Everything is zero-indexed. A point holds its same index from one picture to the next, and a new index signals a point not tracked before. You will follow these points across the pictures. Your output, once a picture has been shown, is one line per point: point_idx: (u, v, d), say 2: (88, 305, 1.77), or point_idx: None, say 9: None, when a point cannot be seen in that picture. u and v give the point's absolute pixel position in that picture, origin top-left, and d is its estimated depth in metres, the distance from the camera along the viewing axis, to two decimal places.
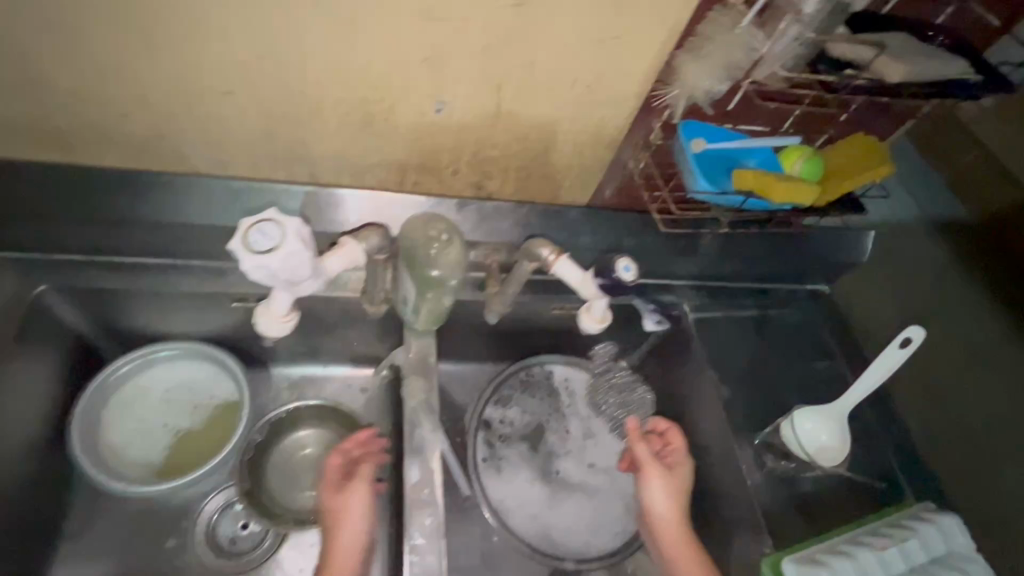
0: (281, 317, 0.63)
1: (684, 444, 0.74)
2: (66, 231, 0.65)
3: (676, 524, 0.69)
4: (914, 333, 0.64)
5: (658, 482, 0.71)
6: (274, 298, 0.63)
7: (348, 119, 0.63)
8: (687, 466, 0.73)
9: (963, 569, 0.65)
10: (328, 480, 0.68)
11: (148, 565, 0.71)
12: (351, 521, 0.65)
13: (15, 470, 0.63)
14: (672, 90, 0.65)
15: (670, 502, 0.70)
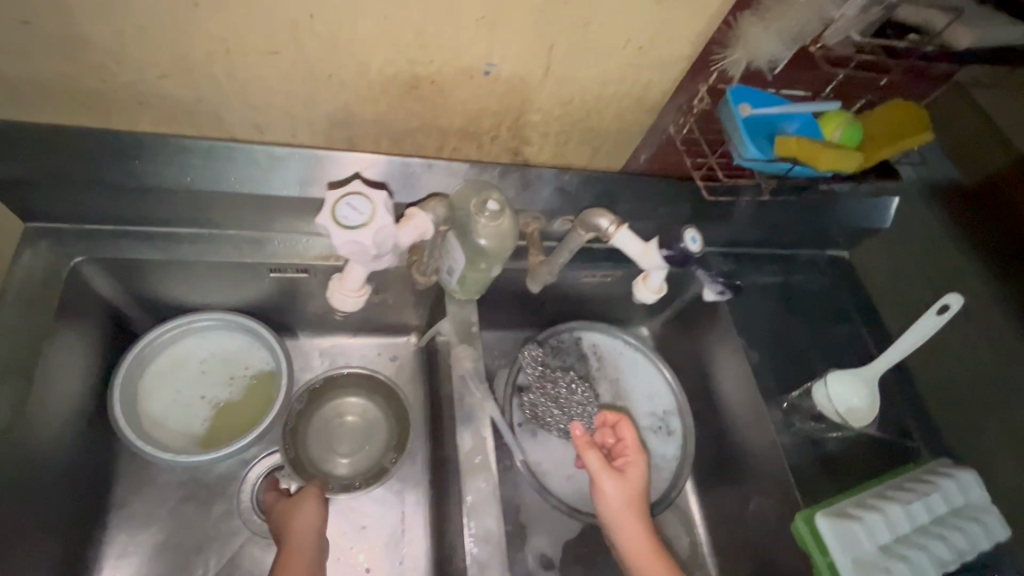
0: (356, 291, 0.62)
1: (635, 438, 0.73)
2: (99, 200, 0.62)
3: (634, 525, 0.69)
4: (953, 300, 0.66)
5: (612, 489, 0.70)
6: (347, 271, 0.62)
7: (395, 81, 0.60)
8: (641, 463, 0.72)
9: (978, 519, 0.70)
10: (273, 500, 0.72)
11: (198, 531, 0.72)
12: (296, 521, 0.68)
13: (66, 442, 0.63)
14: (730, 54, 0.65)
15: (625, 507, 0.69)
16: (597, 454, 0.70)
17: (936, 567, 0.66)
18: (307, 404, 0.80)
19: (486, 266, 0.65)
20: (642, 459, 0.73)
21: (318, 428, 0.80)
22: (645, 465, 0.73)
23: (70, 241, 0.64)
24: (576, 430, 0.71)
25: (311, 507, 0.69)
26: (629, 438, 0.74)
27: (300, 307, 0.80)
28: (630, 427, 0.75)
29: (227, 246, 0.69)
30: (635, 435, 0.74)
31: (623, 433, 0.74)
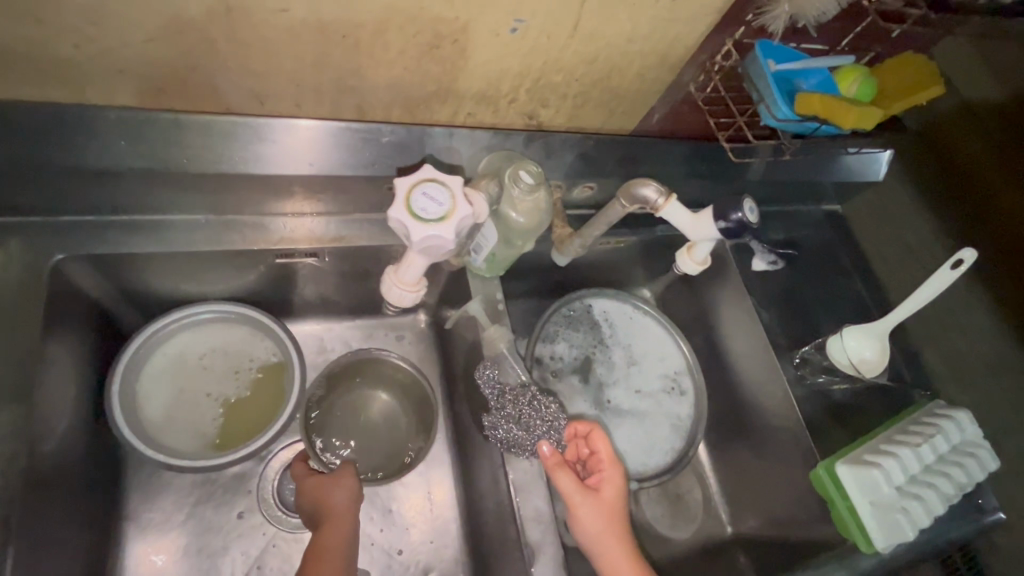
0: (411, 286, 0.61)
1: (608, 450, 0.66)
2: (78, 187, 0.54)
3: (619, 550, 0.62)
4: (967, 254, 0.67)
5: (586, 512, 0.63)
6: (403, 262, 0.60)
7: (415, 41, 0.54)
8: (616, 477, 0.66)
9: (973, 453, 0.77)
10: (302, 476, 0.66)
11: (222, 533, 0.68)
12: (332, 498, 0.63)
13: (75, 455, 0.58)
14: (778, 7, 0.63)
15: (603, 530, 0.63)
16: (569, 477, 0.63)
17: (941, 501, 0.73)
18: (327, 392, 0.76)
19: (519, 242, 0.65)
20: (617, 473, 0.66)
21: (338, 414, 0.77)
22: (621, 479, 0.66)
23: (44, 235, 0.56)
24: (544, 451, 0.64)
25: (350, 482, 0.65)
26: (603, 450, 0.67)
27: (305, 292, 0.74)
28: (603, 439, 0.67)
29: (228, 232, 0.62)
30: (609, 447, 0.67)
31: (597, 446, 0.67)
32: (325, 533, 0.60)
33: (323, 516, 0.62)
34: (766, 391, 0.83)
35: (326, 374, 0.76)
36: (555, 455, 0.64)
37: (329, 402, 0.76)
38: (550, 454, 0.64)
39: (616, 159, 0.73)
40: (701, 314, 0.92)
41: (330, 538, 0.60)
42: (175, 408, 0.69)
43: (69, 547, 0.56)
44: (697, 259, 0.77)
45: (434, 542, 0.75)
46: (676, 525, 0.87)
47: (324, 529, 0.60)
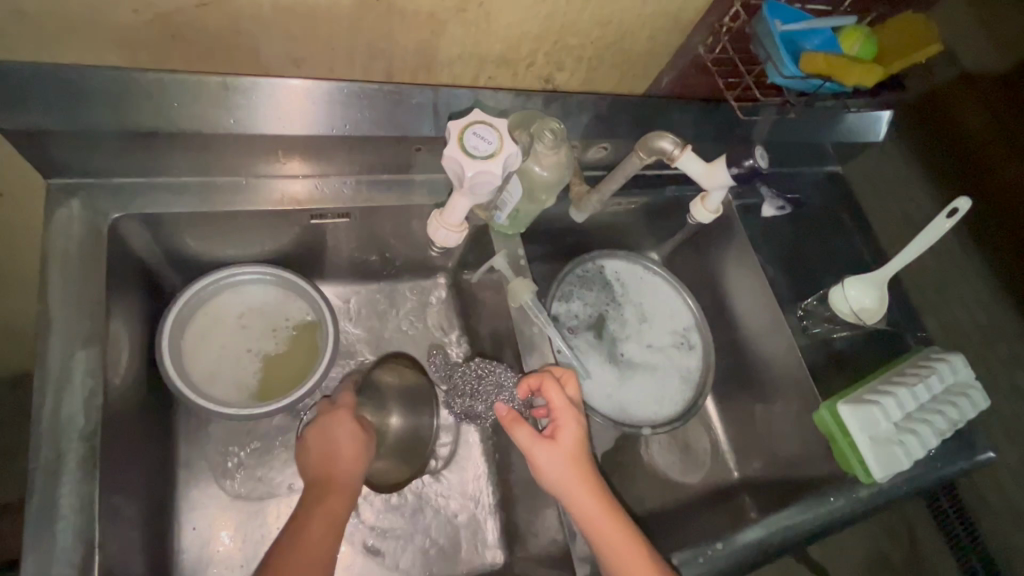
0: (456, 225, 0.65)
1: (560, 399, 0.63)
2: (133, 149, 0.58)
3: (584, 493, 0.61)
4: (962, 203, 0.71)
5: (546, 461, 0.62)
6: (448, 206, 0.64)
7: (443, 5, 0.57)
8: (573, 423, 0.64)
9: (965, 393, 0.82)
10: (332, 416, 0.68)
11: (265, 479, 0.73)
12: (342, 450, 0.66)
13: (137, 401, 0.62)
14: None
15: (564, 477, 0.61)
16: (522, 429, 0.62)
17: (935, 436, 0.78)
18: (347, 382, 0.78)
19: (543, 197, 0.71)
20: (575, 417, 0.64)
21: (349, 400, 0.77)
22: (579, 423, 0.64)
23: (101, 196, 0.60)
24: (498, 409, 0.64)
25: (364, 449, 0.68)
26: (556, 399, 0.64)
27: (335, 254, 0.78)
28: (554, 388, 0.64)
29: (266, 193, 0.66)
30: (562, 395, 0.64)
31: (549, 397, 0.64)
32: (331, 486, 0.63)
33: (331, 473, 0.63)
34: (770, 340, 0.88)
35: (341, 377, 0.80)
36: (508, 410, 0.64)
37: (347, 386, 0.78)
38: (504, 409, 0.63)
39: (631, 118, 0.76)
40: (708, 270, 0.97)
41: (329, 502, 0.61)
42: (219, 363, 0.71)
43: (142, 483, 0.61)
44: (710, 208, 0.80)
45: (462, 486, 0.80)
46: (686, 471, 0.92)
47: (331, 485, 0.63)
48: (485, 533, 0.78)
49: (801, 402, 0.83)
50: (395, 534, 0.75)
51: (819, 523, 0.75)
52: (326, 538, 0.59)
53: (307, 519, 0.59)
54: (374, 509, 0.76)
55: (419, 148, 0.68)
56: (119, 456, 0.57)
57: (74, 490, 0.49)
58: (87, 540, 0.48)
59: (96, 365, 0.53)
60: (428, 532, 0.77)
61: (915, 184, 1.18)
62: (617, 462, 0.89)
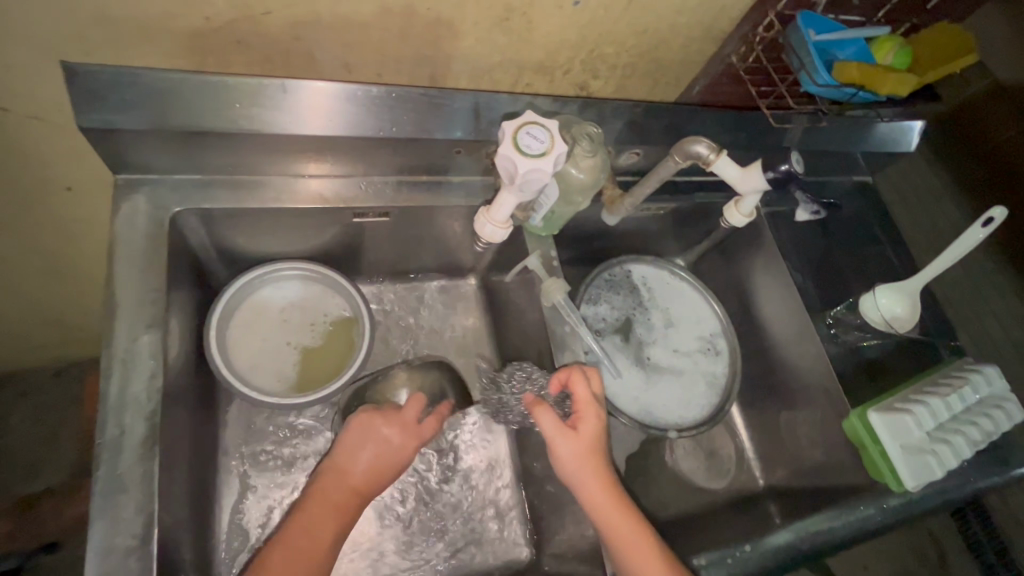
0: (502, 222, 0.67)
1: (585, 393, 0.64)
2: (194, 148, 0.62)
3: (600, 490, 0.62)
4: (997, 212, 0.70)
5: (566, 452, 0.63)
6: (495, 202, 0.66)
7: (488, 13, 0.60)
8: (594, 417, 0.64)
9: (1000, 405, 0.81)
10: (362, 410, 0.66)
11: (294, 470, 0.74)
12: (357, 461, 0.62)
13: (188, 386, 0.66)
14: None
15: (580, 469, 0.62)
16: (549, 416, 0.64)
17: (970, 446, 0.77)
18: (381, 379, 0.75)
19: (578, 199, 0.73)
20: (597, 413, 0.65)
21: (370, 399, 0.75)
22: (600, 418, 0.65)
23: (163, 191, 0.64)
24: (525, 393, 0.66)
25: (390, 473, 0.64)
26: (580, 392, 0.65)
27: (372, 252, 0.81)
28: (581, 382, 0.65)
29: (312, 191, 0.69)
30: (587, 389, 0.65)
31: (575, 389, 0.65)
32: (340, 493, 0.61)
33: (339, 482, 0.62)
34: (797, 347, 0.88)
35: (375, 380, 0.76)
36: (535, 396, 0.66)
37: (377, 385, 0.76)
38: (531, 395, 0.66)
39: (663, 125, 0.78)
40: (735, 277, 0.97)
41: (324, 523, 0.60)
42: (261, 354, 0.74)
43: (190, 464, 0.64)
44: (744, 211, 0.81)
45: (491, 480, 0.81)
46: (711, 477, 0.92)
47: (335, 479, 0.62)
48: (512, 531, 0.79)
49: (829, 410, 0.83)
50: (424, 529, 0.76)
51: (850, 531, 0.75)
52: (327, 545, 0.59)
53: (306, 509, 0.60)
54: (403, 502, 0.76)
55: (459, 151, 0.71)
56: (173, 436, 0.60)
57: (136, 464, 0.52)
58: (147, 512, 0.51)
59: (158, 348, 0.57)
60: (457, 527, 0.77)
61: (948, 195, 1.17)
62: (642, 464, 0.89)
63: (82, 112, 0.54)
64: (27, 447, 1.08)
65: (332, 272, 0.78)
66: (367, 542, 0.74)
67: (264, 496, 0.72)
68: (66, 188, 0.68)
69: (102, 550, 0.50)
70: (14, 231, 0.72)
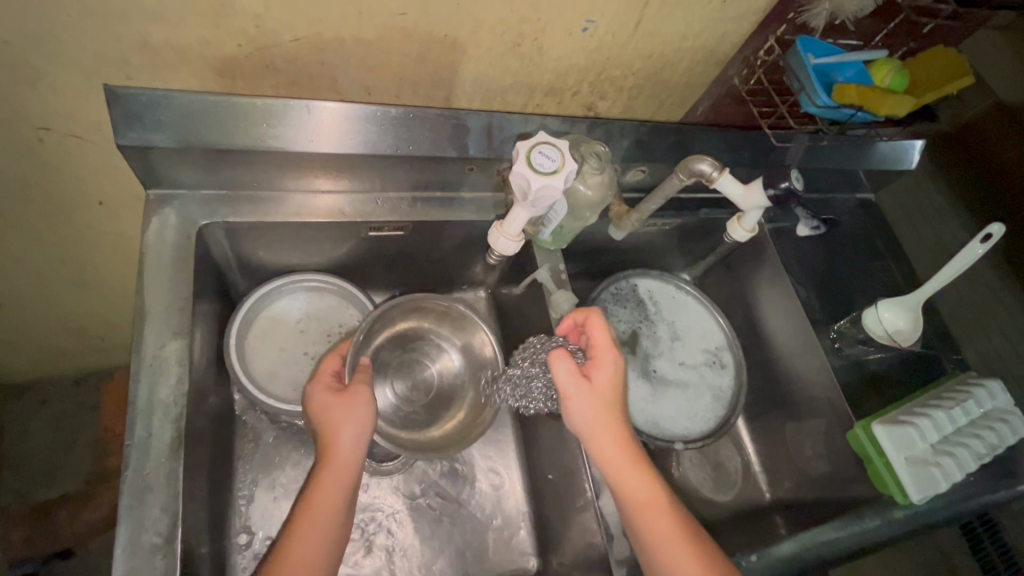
0: (514, 236, 0.69)
1: (603, 337, 0.66)
2: (223, 166, 0.66)
3: (615, 443, 0.62)
4: (996, 228, 0.72)
5: (582, 401, 0.63)
6: (507, 216, 0.68)
7: (502, 38, 0.63)
8: (611, 364, 0.65)
9: (1003, 418, 0.82)
10: (314, 385, 0.65)
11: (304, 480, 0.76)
12: (340, 441, 0.60)
13: (210, 392, 0.68)
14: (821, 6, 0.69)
15: (595, 419, 0.62)
16: (565, 363, 0.63)
17: (973, 459, 0.78)
18: (404, 333, 0.80)
19: (585, 214, 0.75)
20: (614, 360, 0.65)
21: (424, 369, 0.81)
22: (618, 366, 0.65)
23: (191, 206, 0.67)
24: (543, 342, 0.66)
25: (355, 418, 0.61)
26: (598, 337, 0.66)
27: (385, 265, 0.84)
28: (599, 327, 0.67)
29: (330, 206, 0.72)
30: (605, 334, 0.66)
31: (593, 335, 0.67)
32: (332, 453, 0.59)
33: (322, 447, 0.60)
34: (801, 360, 0.89)
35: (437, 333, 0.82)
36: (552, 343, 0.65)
37: (411, 337, 0.81)
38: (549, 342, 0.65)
39: (668, 144, 0.81)
40: (739, 291, 0.99)
41: (321, 489, 0.57)
42: (278, 364, 0.76)
43: (210, 469, 0.66)
44: (747, 227, 0.83)
45: (497, 488, 0.82)
46: (718, 489, 0.93)
47: (324, 464, 0.59)
48: (520, 540, 0.80)
49: (833, 422, 0.84)
50: (434, 537, 0.77)
51: (854, 543, 0.75)
52: (333, 503, 0.57)
53: (319, 475, 0.58)
54: (411, 510, 0.78)
55: (471, 168, 0.74)
56: (195, 440, 0.62)
57: (162, 466, 0.55)
58: (171, 512, 0.54)
59: (184, 355, 0.60)
60: (466, 534, 0.78)
61: (951, 212, 1.19)
62: None
63: (121, 132, 0.58)
64: (44, 454, 1.10)
65: (347, 285, 0.80)
66: (375, 550, 0.75)
67: (275, 502, 0.74)
68: (98, 202, 0.71)
69: (128, 547, 0.52)
70: (46, 242, 0.75)
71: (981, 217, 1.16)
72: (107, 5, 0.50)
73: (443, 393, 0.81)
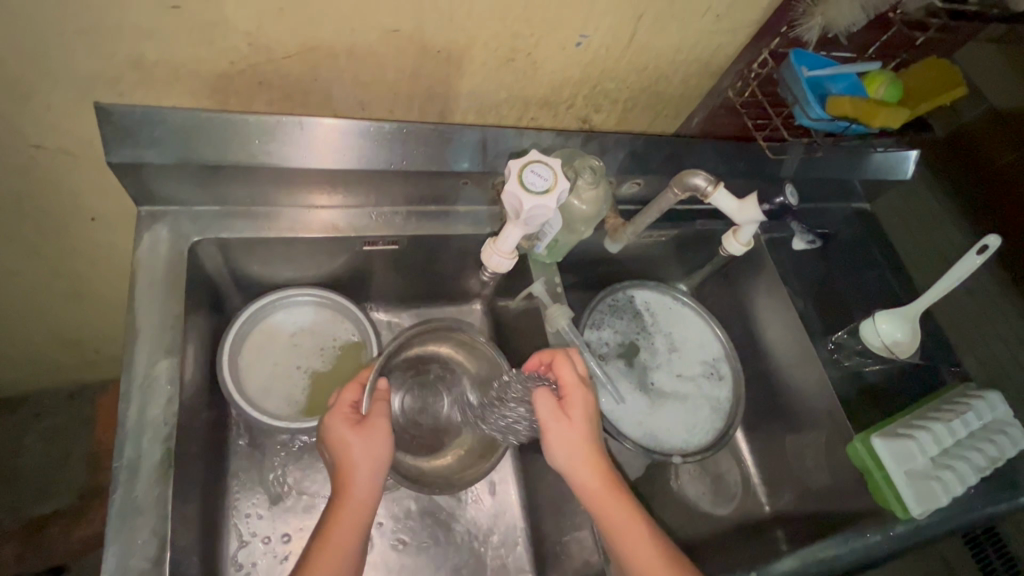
0: (507, 254, 0.68)
1: (569, 375, 0.65)
2: (216, 182, 0.65)
3: (594, 478, 0.62)
4: (992, 240, 0.72)
5: (556, 439, 0.63)
6: (500, 234, 0.68)
7: (496, 53, 0.63)
8: (583, 401, 0.65)
9: (1003, 430, 0.82)
10: (333, 417, 0.63)
11: (298, 498, 0.75)
12: (355, 480, 0.60)
13: (204, 409, 0.68)
14: (813, 20, 0.70)
15: (574, 455, 0.62)
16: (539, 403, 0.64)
17: (974, 472, 0.77)
18: (416, 358, 0.80)
19: (582, 228, 0.75)
20: (586, 396, 0.65)
21: (437, 392, 0.81)
22: (588, 401, 0.65)
23: (183, 222, 0.67)
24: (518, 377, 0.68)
25: (378, 454, 0.62)
26: (566, 375, 0.65)
27: (381, 279, 0.83)
28: (565, 365, 0.65)
29: (322, 220, 0.72)
30: (572, 371, 0.65)
31: (561, 373, 0.66)
32: (353, 488, 0.60)
33: (337, 484, 0.60)
34: (799, 371, 0.89)
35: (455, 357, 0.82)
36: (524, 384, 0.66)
37: (428, 359, 0.81)
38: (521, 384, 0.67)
39: (663, 156, 0.81)
40: (736, 301, 0.99)
41: (337, 527, 0.58)
42: (272, 379, 0.76)
43: (203, 487, 0.66)
44: (742, 240, 0.82)
45: (494, 504, 0.81)
46: (717, 502, 0.92)
47: (341, 503, 0.59)
48: (518, 556, 0.79)
49: (833, 434, 0.84)
50: (431, 554, 0.76)
51: (854, 558, 0.74)
52: (353, 540, 0.58)
53: (338, 508, 0.59)
54: (407, 527, 0.77)
55: (466, 182, 0.74)
56: (187, 458, 0.61)
57: (152, 487, 0.54)
58: (161, 534, 0.53)
59: (175, 373, 0.59)
60: (464, 551, 0.77)
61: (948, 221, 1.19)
62: (648, 490, 0.89)
63: (112, 149, 0.58)
64: (38, 468, 1.09)
65: (342, 300, 0.79)
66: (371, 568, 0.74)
67: (269, 520, 0.73)
68: (91, 218, 0.71)
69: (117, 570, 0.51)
70: (39, 257, 0.75)
71: (977, 225, 1.16)
72: (99, 24, 0.50)
73: (448, 423, 0.80)
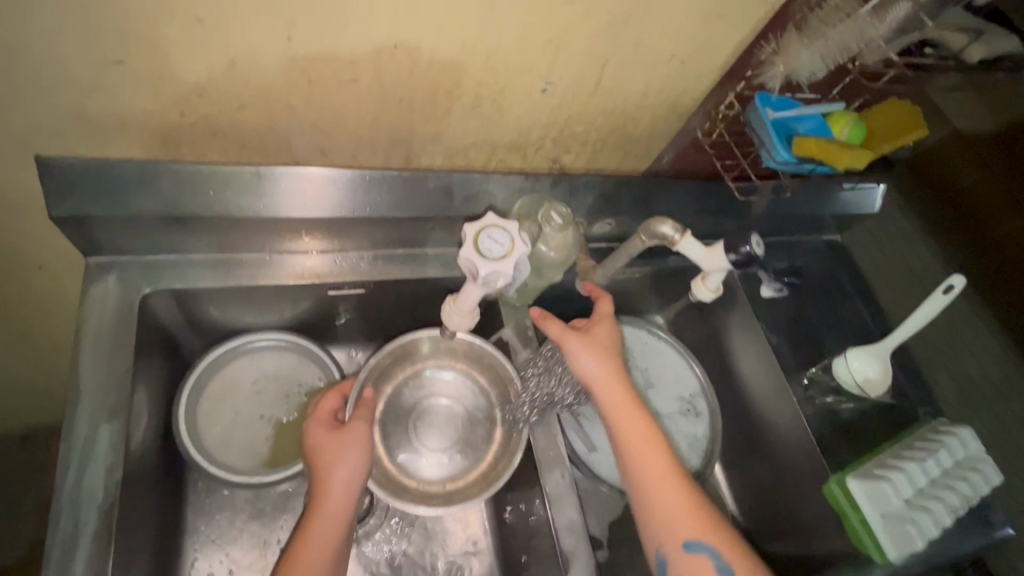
0: (468, 310, 0.65)
1: (606, 307, 0.70)
2: (169, 231, 0.63)
3: (617, 385, 0.65)
4: (957, 280, 0.73)
5: (580, 349, 0.66)
6: (461, 292, 0.64)
7: (459, 100, 0.63)
8: (608, 328, 0.69)
9: (977, 467, 0.82)
10: (312, 425, 0.63)
11: (256, 559, 0.71)
12: (331, 486, 0.58)
13: (155, 468, 0.64)
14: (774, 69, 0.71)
15: (600, 365, 0.65)
16: (556, 322, 0.67)
17: (948, 513, 0.77)
18: (413, 379, 0.78)
19: (550, 274, 0.74)
20: (611, 325, 0.70)
21: (439, 417, 0.78)
22: (613, 329, 0.69)
23: (133, 272, 0.64)
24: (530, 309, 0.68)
25: (355, 462, 0.60)
26: (602, 306, 0.71)
27: (348, 322, 0.80)
28: (606, 300, 0.72)
29: (284, 265, 0.70)
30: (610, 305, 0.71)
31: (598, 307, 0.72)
32: (328, 501, 0.58)
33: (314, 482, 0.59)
34: (774, 410, 0.88)
35: (461, 373, 0.79)
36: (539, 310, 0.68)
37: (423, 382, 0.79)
38: (535, 310, 0.68)
39: (633, 197, 0.80)
40: (711, 338, 0.98)
41: (317, 524, 0.56)
42: (232, 429, 0.73)
43: (151, 553, 0.62)
44: (711, 287, 0.81)
45: (469, 555, 0.78)
46: None
47: (312, 516, 0.57)
48: None
49: (810, 475, 0.83)
50: None
51: None
52: (333, 543, 0.57)
53: (327, 491, 0.58)
54: None
55: (434, 227, 0.72)
56: (133, 525, 0.58)
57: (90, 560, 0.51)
58: None
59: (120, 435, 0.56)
60: None
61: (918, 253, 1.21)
62: None
63: (56, 203, 0.55)
64: None
65: (307, 345, 0.76)
66: None
67: None
68: (37, 266, 0.67)
69: None
70: None
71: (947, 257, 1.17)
72: (39, 78, 0.48)
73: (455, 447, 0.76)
